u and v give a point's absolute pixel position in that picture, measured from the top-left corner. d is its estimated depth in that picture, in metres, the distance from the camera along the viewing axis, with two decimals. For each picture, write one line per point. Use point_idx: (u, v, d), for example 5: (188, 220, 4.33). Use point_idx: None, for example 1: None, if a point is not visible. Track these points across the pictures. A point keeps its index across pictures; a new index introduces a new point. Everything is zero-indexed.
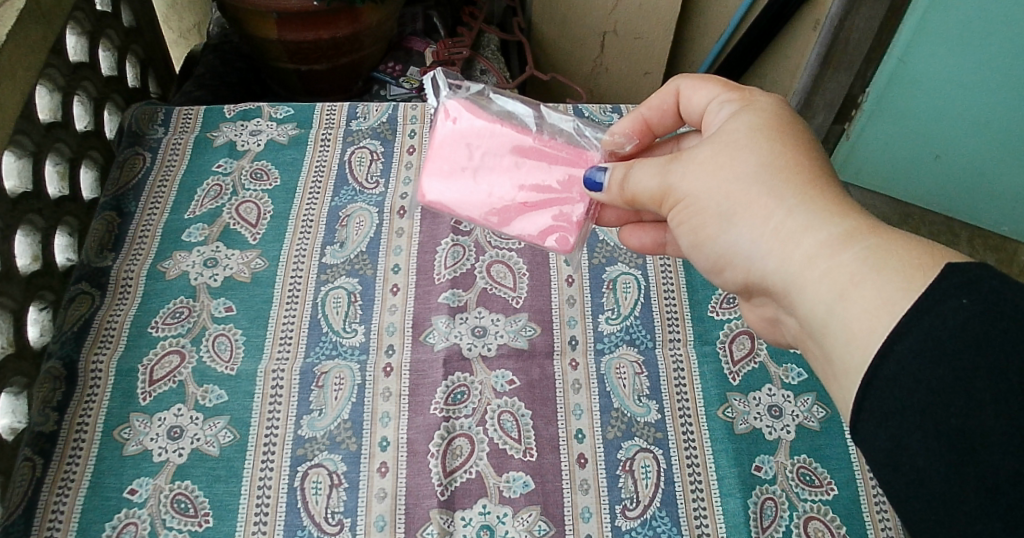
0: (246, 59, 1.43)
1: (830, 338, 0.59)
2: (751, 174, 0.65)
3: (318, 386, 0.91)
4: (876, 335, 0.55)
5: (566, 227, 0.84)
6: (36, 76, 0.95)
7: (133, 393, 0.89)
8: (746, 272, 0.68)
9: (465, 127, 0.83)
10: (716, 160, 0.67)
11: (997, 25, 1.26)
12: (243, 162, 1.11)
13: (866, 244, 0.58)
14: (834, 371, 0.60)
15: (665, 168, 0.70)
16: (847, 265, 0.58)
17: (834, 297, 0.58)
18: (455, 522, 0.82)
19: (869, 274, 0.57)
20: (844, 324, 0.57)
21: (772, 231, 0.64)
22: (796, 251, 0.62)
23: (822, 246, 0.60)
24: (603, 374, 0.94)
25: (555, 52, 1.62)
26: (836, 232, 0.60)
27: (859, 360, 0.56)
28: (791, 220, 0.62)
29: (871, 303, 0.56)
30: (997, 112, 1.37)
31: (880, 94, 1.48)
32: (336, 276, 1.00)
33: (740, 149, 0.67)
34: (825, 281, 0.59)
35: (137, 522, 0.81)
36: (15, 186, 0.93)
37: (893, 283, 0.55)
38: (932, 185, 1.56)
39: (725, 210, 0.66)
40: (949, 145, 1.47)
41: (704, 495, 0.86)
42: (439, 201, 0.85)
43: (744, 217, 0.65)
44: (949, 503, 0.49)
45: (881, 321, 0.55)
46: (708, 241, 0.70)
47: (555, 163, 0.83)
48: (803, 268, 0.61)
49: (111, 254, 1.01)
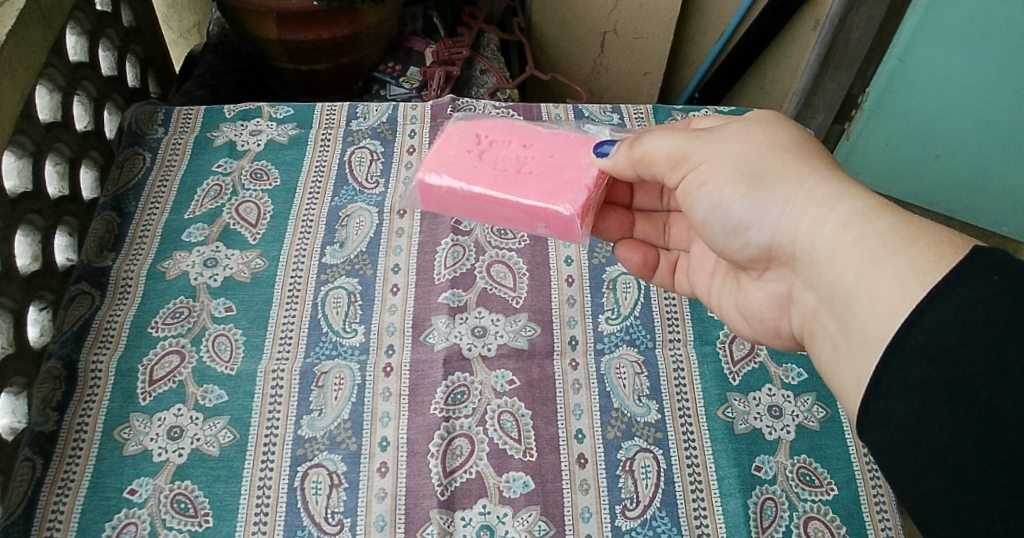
0: (246, 59, 1.43)
1: (855, 305, 0.61)
2: (783, 146, 0.68)
3: (318, 385, 0.91)
4: (906, 300, 0.56)
5: (574, 189, 0.81)
6: (36, 76, 0.95)
7: (133, 393, 0.89)
8: (770, 236, 0.68)
9: (476, 121, 0.88)
10: (750, 132, 0.70)
11: (998, 25, 1.27)
12: (243, 162, 1.11)
13: (898, 218, 0.61)
14: (852, 344, 0.61)
15: (695, 134, 0.72)
16: (881, 231, 0.60)
17: (867, 263, 0.60)
18: (455, 522, 0.82)
19: (901, 242, 0.59)
20: (876, 288, 0.59)
21: (805, 196, 0.65)
22: (829, 216, 0.63)
23: (855, 213, 0.62)
24: (603, 374, 0.94)
25: (554, 51, 1.61)
26: (869, 202, 0.63)
27: (885, 329, 0.58)
28: (825, 187, 0.65)
29: (905, 265, 0.58)
30: (998, 112, 1.37)
31: (880, 95, 1.48)
32: (336, 276, 1.00)
33: (772, 126, 0.70)
34: (858, 246, 0.61)
35: (137, 521, 0.81)
36: (15, 186, 0.93)
37: (927, 251, 0.57)
38: (931, 186, 1.56)
39: (756, 174, 0.68)
40: (949, 145, 1.47)
41: (704, 495, 0.86)
42: (444, 173, 0.84)
43: (777, 182, 0.67)
44: (960, 502, 0.49)
45: (910, 288, 0.57)
46: (730, 201, 0.69)
47: (563, 144, 0.85)
48: (837, 233, 0.63)
49: (111, 254, 1.01)
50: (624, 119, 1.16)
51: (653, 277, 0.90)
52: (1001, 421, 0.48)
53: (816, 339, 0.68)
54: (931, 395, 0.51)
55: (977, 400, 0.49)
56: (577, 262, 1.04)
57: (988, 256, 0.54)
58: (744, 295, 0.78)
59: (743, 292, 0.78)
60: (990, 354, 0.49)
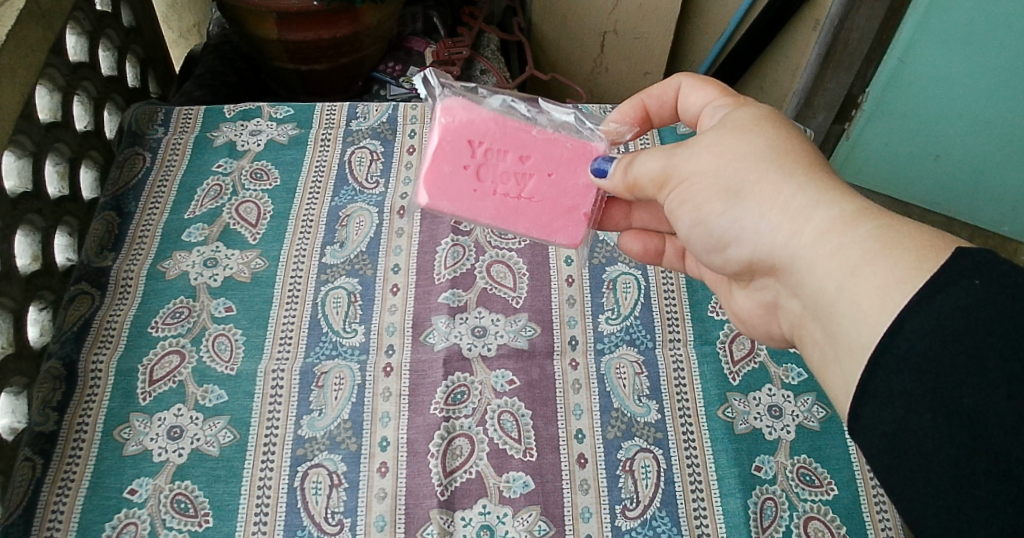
0: (246, 59, 1.43)
1: (836, 316, 0.60)
2: (758, 154, 0.65)
3: (318, 385, 0.91)
4: (886, 311, 0.56)
5: (572, 221, 0.83)
6: (36, 76, 0.95)
7: (133, 393, 0.89)
8: (751, 249, 0.67)
9: (465, 123, 0.79)
10: (724, 140, 0.67)
11: (997, 25, 1.26)
12: (243, 162, 1.11)
13: (876, 223, 0.59)
14: (837, 353, 0.61)
15: (672, 148, 0.69)
16: (859, 241, 0.59)
17: (846, 274, 0.59)
18: (455, 522, 0.82)
19: (880, 252, 0.58)
20: (854, 301, 0.58)
21: (781, 208, 0.63)
22: (805, 228, 0.62)
23: (833, 222, 0.61)
24: (603, 374, 0.94)
25: (554, 51, 1.61)
26: (846, 209, 0.61)
27: (868, 339, 0.57)
28: (800, 196, 0.63)
29: (882, 278, 0.57)
30: (997, 111, 1.37)
31: (880, 95, 1.48)
32: (336, 276, 1.00)
33: (746, 131, 0.67)
34: (837, 256, 0.60)
35: (137, 522, 0.81)
36: (15, 186, 0.93)
37: (905, 261, 0.56)
38: (931, 185, 1.56)
39: (732, 188, 0.65)
40: (948, 145, 1.47)
41: (704, 495, 0.86)
42: (442, 202, 0.82)
43: (753, 194, 0.65)
44: (947, 507, 0.49)
45: (891, 298, 0.56)
46: (710, 219, 0.68)
47: (561, 159, 0.81)
48: (814, 245, 0.61)
49: (111, 254, 1.01)
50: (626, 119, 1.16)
51: (662, 261, 0.90)
52: (985, 429, 0.48)
53: (804, 340, 0.68)
54: (915, 404, 0.51)
55: (960, 408, 0.49)
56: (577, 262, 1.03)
57: (973, 257, 0.53)
58: (738, 293, 0.78)
59: (735, 292, 0.78)
60: (971, 364, 0.49)
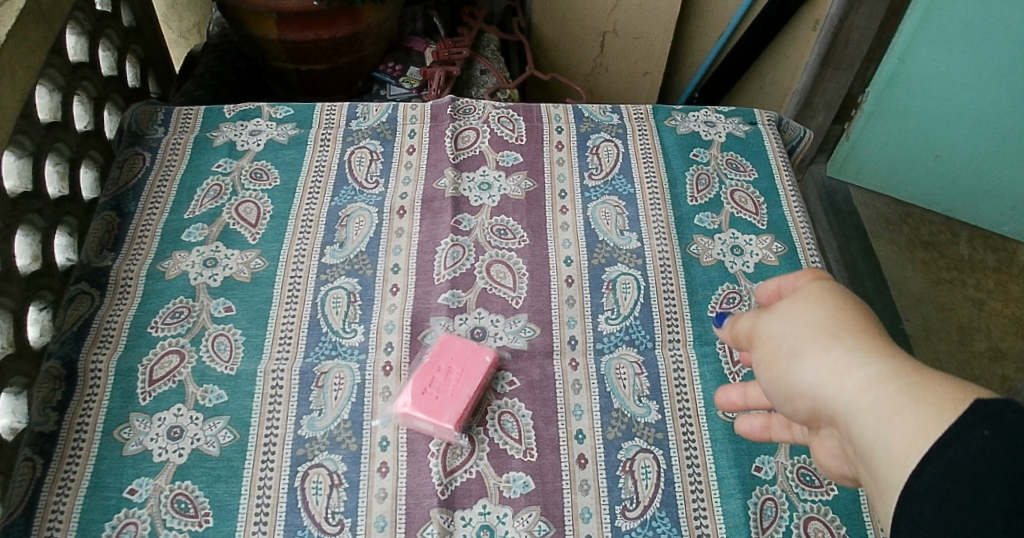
0: (246, 59, 1.43)
1: (871, 463, 0.54)
2: (819, 322, 0.61)
3: (318, 385, 0.91)
4: (915, 452, 0.51)
5: None
6: (36, 76, 0.94)
7: (133, 393, 0.89)
8: (803, 405, 0.61)
9: None
10: (792, 311, 0.63)
11: (999, 27, 1.34)
12: (243, 162, 1.11)
13: (912, 383, 0.55)
14: (875, 503, 0.55)
15: (764, 312, 0.65)
16: (887, 399, 0.55)
17: (878, 423, 0.54)
18: (455, 522, 0.82)
19: (909, 408, 0.53)
20: (887, 449, 0.53)
21: (829, 376, 0.58)
22: (847, 394, 0.57)
23: (877, 380, 0.56)
24: (603, 374, 0.94)
25: (555, 52, 1.61)
26: (886, 370, 0.56)
27: (896, 480, 0.51)
28: (853, 377, 0.57)
29: (912, 429, 0.52)
30: (996, 115, 1.44)
31: (879, 95, 1.56)
32: (336, 276, 1.00)
33: (819, 301, 0.62)
34: (873, 411, 0.55)
35: (137, 522, 0.81)
36: (15, 186, 0.93)
37: (926, 415, 0.52)
38: (932, 185, 1.65)
39: (792, 349, 0.61)
40: (948, 146, 1.54)
41: (704, 494, 0.86)
42: None
43: (806, 371, 0.60)
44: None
45: (920, 443, 0.51)
46: (797, 398, 0.62)
47: None
48: (853, 404, 0.56)
49: (111, 254, 1.01)
50: (624, 119, 1.21)
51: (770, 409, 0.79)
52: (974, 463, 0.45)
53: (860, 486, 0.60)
54: None
55: None
56: (576, 262, 1.04)
57: (992, 406, 0.49)
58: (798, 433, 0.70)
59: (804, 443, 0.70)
60: None
